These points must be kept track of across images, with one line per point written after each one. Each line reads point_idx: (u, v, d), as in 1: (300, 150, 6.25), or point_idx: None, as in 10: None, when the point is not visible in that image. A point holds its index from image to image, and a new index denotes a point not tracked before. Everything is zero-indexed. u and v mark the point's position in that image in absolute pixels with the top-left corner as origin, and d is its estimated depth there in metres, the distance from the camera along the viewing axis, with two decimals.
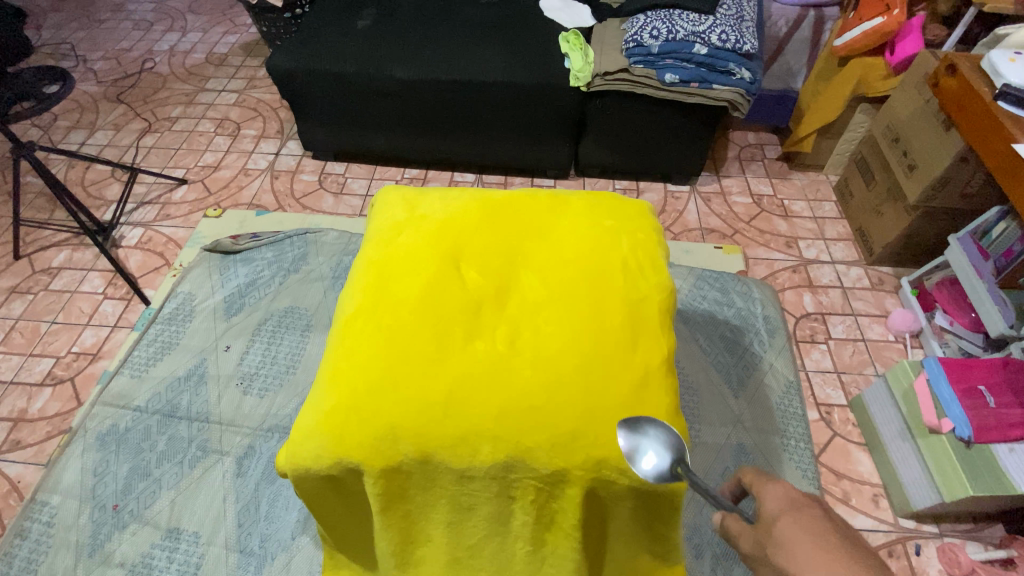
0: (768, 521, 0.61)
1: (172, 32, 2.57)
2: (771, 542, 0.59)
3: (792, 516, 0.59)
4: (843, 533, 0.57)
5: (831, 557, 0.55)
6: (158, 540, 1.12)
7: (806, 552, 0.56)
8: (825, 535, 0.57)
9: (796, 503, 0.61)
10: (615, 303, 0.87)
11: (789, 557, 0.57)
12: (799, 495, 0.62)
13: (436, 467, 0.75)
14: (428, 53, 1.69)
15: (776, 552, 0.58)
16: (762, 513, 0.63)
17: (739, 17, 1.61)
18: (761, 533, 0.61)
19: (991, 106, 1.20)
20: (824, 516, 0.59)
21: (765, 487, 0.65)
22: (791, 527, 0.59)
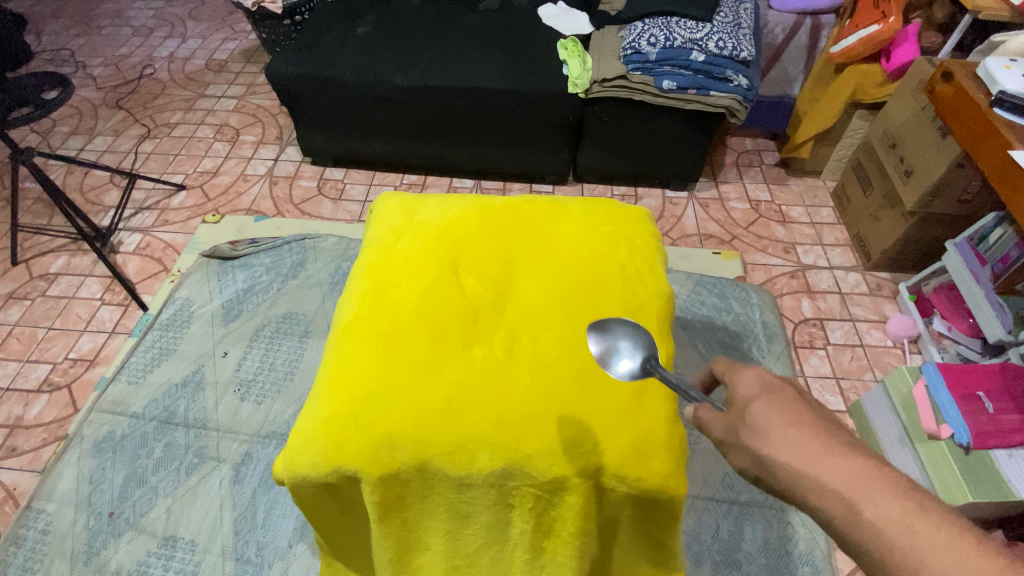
0: (741, 405, 0.56)
1: (172, 38, 2.58)
2: (744, 425, 0.55)
3: (766, 398, 0.55)
4: (815, 412, 0.54)
5: (806, 437, 0.51)
6: (155, 548, 1.11)
7: (782, 434, 0.52)
8: (799, 413, 0.53)
9: (769, 384, 0.56)
10: (613, 310, 0.87)
11: (764, 441, 0.53)
12: (773, 378, 0.57)
13: (434, 475, 0.75)
14: (427, 60, 1.70)
15: (750, 436, 0.54)
16: (733, 397, 0.58)
17: (736, 24, 1.63)
18: (734, 417, 0.56)
19: (986, 113, 1.21)
20: (799, 398, 0.55)
21: (736, 373, 0.59)
22: (767, 408, 0.54)
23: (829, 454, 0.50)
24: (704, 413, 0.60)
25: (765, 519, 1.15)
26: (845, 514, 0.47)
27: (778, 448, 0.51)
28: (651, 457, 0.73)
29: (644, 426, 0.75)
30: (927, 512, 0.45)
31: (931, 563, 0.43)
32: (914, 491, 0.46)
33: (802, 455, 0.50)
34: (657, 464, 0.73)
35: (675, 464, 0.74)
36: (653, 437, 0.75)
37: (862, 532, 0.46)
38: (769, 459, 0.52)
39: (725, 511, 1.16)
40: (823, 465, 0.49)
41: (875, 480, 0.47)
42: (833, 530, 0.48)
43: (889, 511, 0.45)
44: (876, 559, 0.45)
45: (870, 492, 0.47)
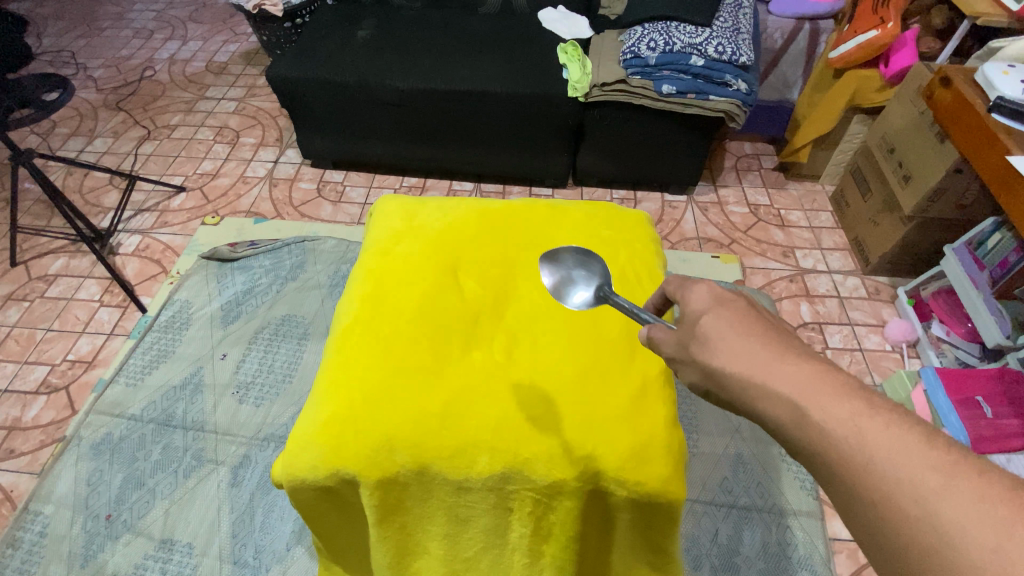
0: (691, 320, 0.55)
1: (172, 40, 2.59)
2: (694, 340, 0.53)
3: (717, 312, 0.53)
4: (766, 321, 0.53)
5: (756, 346, 0.50)
6: (152, 551, 1.11)
7: (731, 343, 0.51)
8: (748, 322, 0.52)
9: (720, 296, 0.55)
10: (613, 314, 0.87)
11: (713, 353, 0.52)
12: (726, 291, 0.55)
13: (433, 478, 0.75)
14: (427, 63, 1.71)
15: (699, 349, 0.53)
16: (684, 313, 0.56)
17: (735, 29, 1.63)
18: (684, 332, 0.55)
19: (985, 119, 1.21)
20: (750, 310, 0.54)
21: (687, 289, 0.58)
22: (717, 320, 0.53)
23: (776, 359, 0.49)
24: (655, 334, 0.58)
25: (764, 523, 1.15)
26: (794, 419, 0.45)
27: (725, 356, 0.51)
28: (651, 461, 0.73)
29: (643, 430, 0.75)
30: (879, 412, 0.43)
31: (880, 460, 0.40)
32: (867, 394, 0.44)
33: (751, 364, 0.49)
34: (656, 468, 0.73)
35: (674, 468, 0.74)
36: (652, 441, 0.75)
37: (810, 434, 0.44)
38: (717, 368, 0.51)
39: (724, 515, 1.16)
40: (771, 372, 0.48)
41: (823, 381, 0.46)
42: (784, 439, 0.47)
43: (837, 411, 0.43)
44: (826, 463, 0.43)
45: (819, 393, 0.45)
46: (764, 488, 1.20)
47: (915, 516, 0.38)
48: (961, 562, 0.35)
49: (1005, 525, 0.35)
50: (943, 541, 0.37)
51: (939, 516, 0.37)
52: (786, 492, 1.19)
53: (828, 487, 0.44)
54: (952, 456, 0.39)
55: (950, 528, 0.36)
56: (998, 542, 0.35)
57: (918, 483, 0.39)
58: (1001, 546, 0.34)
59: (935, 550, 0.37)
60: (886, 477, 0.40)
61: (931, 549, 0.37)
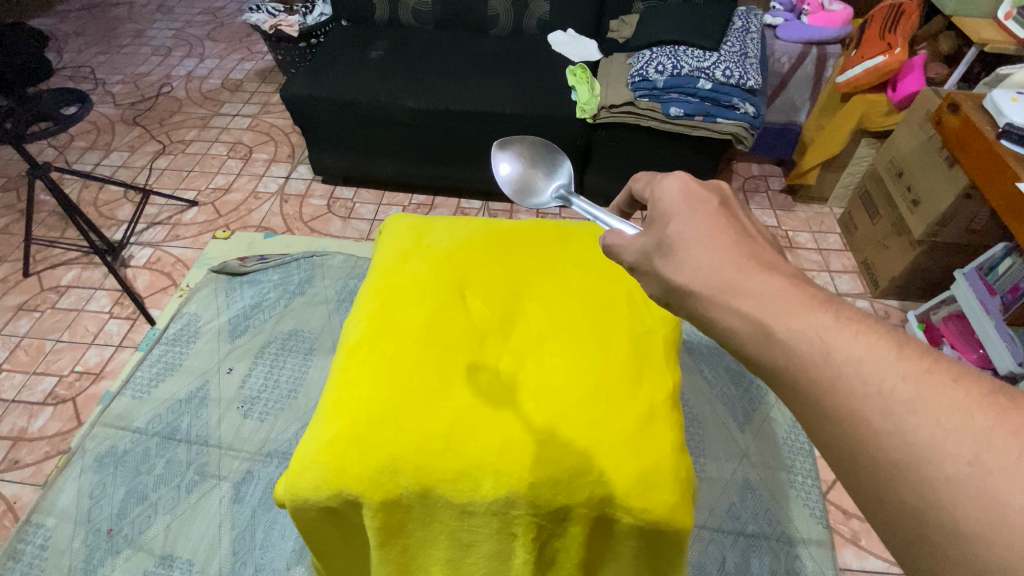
0: (660, 225, 0.55)
1: (190, 57, 2.65)
2: (659, 252, 0.53)
3: (685, 217, 0.53)
4: (736, 231, 0.52)
5: (727, 257, 0.49)
6: (151, 566, 1.10)
7: (695, 254, 0.51)
8: (717, 229, 0.52)
9: (691, 196, 0.55)
10: (620, 337, 0.87)
11: (676, 264, 0.51)
12: (698, 197, 0.55)
13: (437, 502, 0.74)
14: (437, 84, 1.73)
15: (663, 261, 0.53)
16: (655, 215, 0.56)
17: (744, 53, 1.65)
18: (653, 240, 0.55)
19: (994, 146, 1.21)
20: (720, 209, 0.54)
21: (660, 184, 0.57)
22: (685, 227, 0.52)
23: (742, 274, 0.47)
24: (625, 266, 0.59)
25: (773, 552, 1.12)
26: (758, 338, 0.44)
27: (688, 270, 0.50)
28: (658, 487, 0.72)
29: (650, 456, 0.74)
30: (849, 326, 0.41)
31: (848, 375, 0.39)
32: (837, 308, 0.43)
33: (717, 282, 0.48)
34: (664, 495, 0.72)
35: (681, 495, 0.73)
36: (660, 467, 0.74)
37: (774, 352, 0.43)
38: (679, 284, 0.51)
39: (732, 543, 1.13)
40: (739, 288, 0.47)
41: (789, 295, 0.45)
42: (746, 359, 0.46)
43: (803, 327, 0.42)
44: (792, 381, 0.42)
45: (783, 307, 0.44)
46: (772, 515, 1.17)
47: (886, 433, 0.37)
48: (934, 476, 0.35)
49: (981, 434, 0.34)
50: (916, 456, 0.36)
51: (913, 429, 0.36)
52: (795, 520, 1.17)
53: (798, 411, 0.43)
54: (924, 364, 0.38)
55: (923, 441, 0.35)
56: (973, 453, 0.34)
57: (890, 396, 0.37)
58: (976, 456, 0.34)
59: (907, 465, 0.36)
60: (854, 394, 0.39)
61: (902, 466, 0.36)
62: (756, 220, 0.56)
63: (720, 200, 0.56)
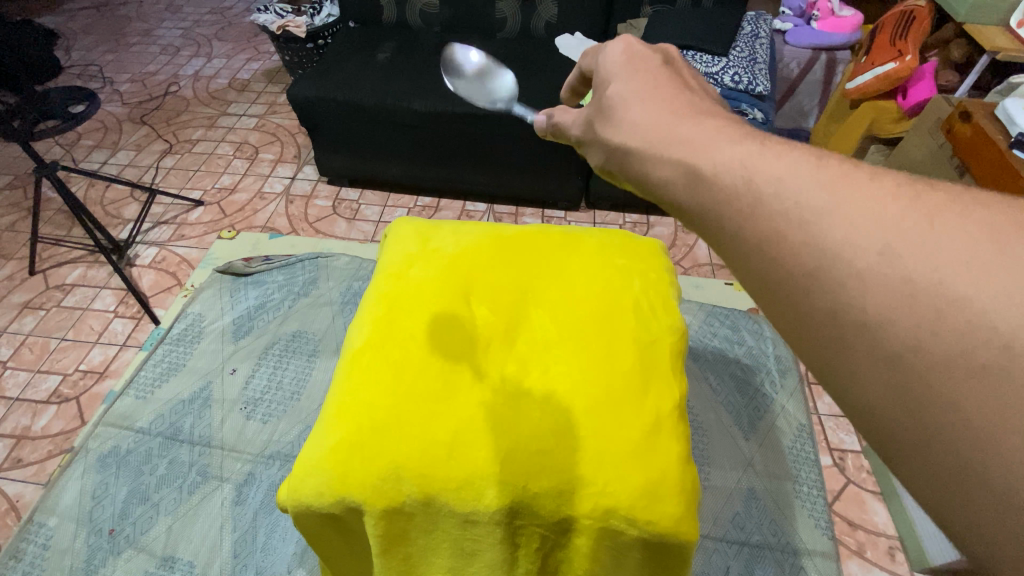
0: (603, 91, 0.57)
1: (198, 57, 2.66)
2: (601, 116, 0.55)
3: (626, 79, 0.55)
4: (674, 85, 0.54)
5: (662, 109, 0.51)
6: (152, 568, 1.10)
7: (637, 113, 0.51)
8: (655, 83, 0.54)
9: (635, 58, 0.57)
10: (627, 345, 0.86)
11: (618, 125, 0.52)
12: (644, 66, 0.55)
13: (440, 510, 0.74)
14: (445, 87, 1.73)
15: (608, 126, 0.54)
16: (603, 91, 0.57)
17: (752, 58, 1.64)
18: (600, 114, 0.56)
19: (1006, 154, 1.20)
20: (662, 67, 0.56)
21: (604, 52, 0.60)
22: (627, 90, 0.53)
23: (676, 122, 0.48)
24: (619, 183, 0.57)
25: (777, 563, 1.11)
26: (688, 181, 0.45)
27: (628, 129, 0.51)
28: (663, 499, 0.72)
29: (655, 468, 0.74)
30: (781, 157, 0.41)
31: (769, 197, 0.39)
32: (762, 139, 0.43)
33: (652, 135, 0.49)
34: (668, 507, 0.71)
35: (686, 507, 0.73)
36: (665, 479, 0.73)
37: (701, 190, 0.43)
38: (619, 143, 0.52)
39: (736, 553, 1.12)
40: (668, 132, 0.48)
41: (718, 134, 0.45)
42: (686, 210, 0.46)
43: (725, 158, 0.43)
44: (718, 215, 0.42)
45: (709, 146, 0.44)
46: (777, 524, 1.16)
47: (803, 242, 0.37)
48: (847, 272, 0.35)
49: (894, 226, 0.35)
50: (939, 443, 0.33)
51: (826, 231, 0.36)
52: (801, 531, 1.16)
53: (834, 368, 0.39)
54: (839, 174, 0.38)
55: (838, 242, 0.36)
56: (884, 243, 0.34)
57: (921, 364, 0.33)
58: (887, 245, 0.34)
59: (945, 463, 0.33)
60: (773, 211, 0.39)
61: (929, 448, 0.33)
62: (699, 81, 0.57)
63: (663, 59, 0.57)
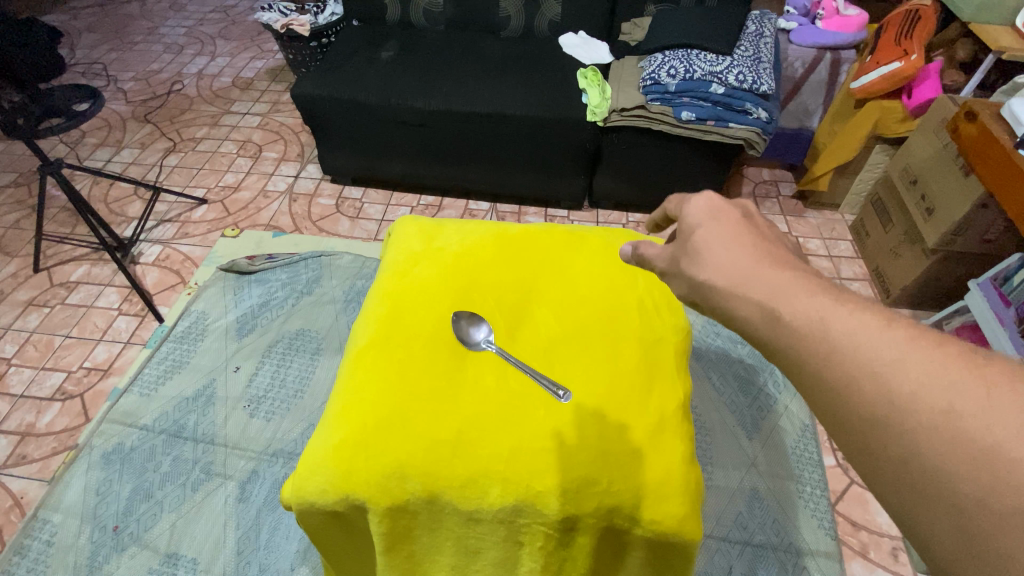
0: (687, 234, 0.57)
1: (201, 55, 2.66)
2: (686, 254, 0.56)
3: (710, 224, 0.56)
4: (759, 238, 0.54)
5: (744, 256, 0.51)
6: (156, 565, 1.10)
7: (718, 253, 0.53)
8: (741, 234, 0.54)
9: (716, 208, 0.57)
10: (631, 345, 0.86)
11: (700, 262, 0.54)
12: (723, 206, 0.57)
13: (443, 508, 0.74)
14: (448, 86, 1.73)
15: (689, 261, 0.55)
16: (682, 226, 0.59)
17: (757, 57, 1.64)
18: (680, 246, 0.58)
19: (1012, 155, 1.19)
20: (744, 220, 0.56)
21: (687, 203, 0.60)
22: (710, 232, 0.55)
23: (757, 266, 0.50)
24: (650, 251, 0.63)
25: (780, 563, 1.11)
26: (766, 320, 0.46)
27: (710, 266, 0.53)
28: (668, 499, 0.72)
29: (659, 468, 0.74)
30: (853, 308, 0.43)
31: (842, 346, 0.41)
32: (838, 293, 0.45)
33: (735, 277, 0.50)
34: (672, 507, 0.71)
35: (691, 507, 0.73)
36: (670, 478, 0.73)
37: (780, 332, 0.45)
38: (702, 280, 0.53)
39: (739, 553, 1.12)
40: (752, 280, 0.49)
41: (796, 285, 0.46)
42: (760, 345, 0.47)
43: (804, 308, 0.44)
44: (794, 362, 0.44)
45: (789, 296, 0.46)
46: (780, 525, 1.16)
47: (870, 392, 0.39)
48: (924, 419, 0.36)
49: (953, 384, 0.36)
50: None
51: (892, 382, 0.38)
52: (804, 531, 1.16)
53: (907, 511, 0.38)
54: (911, 331, 0.40)
55: (902, 392, 0.37)
56: (947, 402, 0.36)
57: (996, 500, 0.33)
58: (950, 390, 0.36)
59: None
60: (852, 356, 0.40)
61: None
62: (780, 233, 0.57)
63: (745, 212, 0.58)
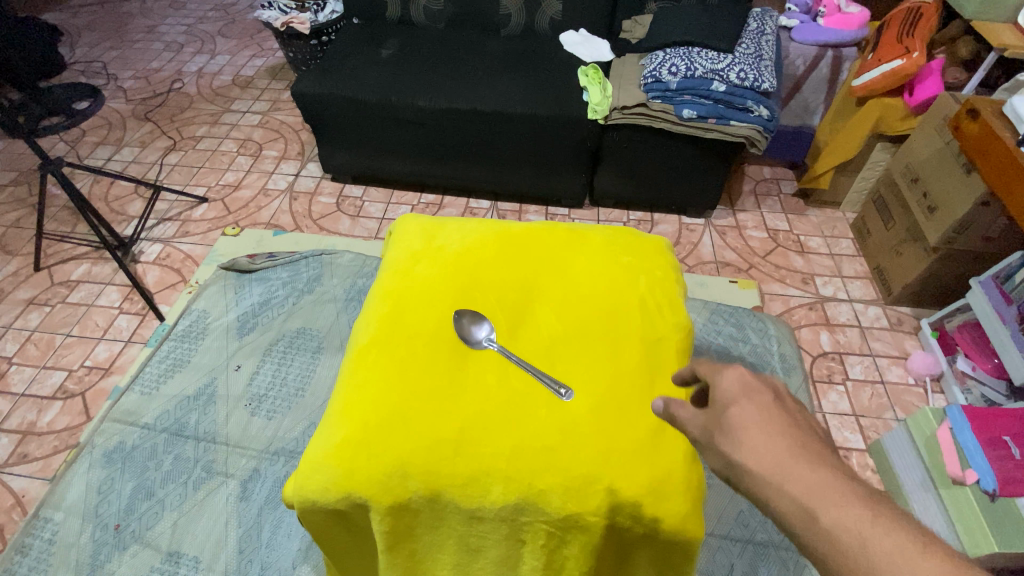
0: (719, 407, 0.53)
1: (201, 54, 2.65)
2: (718, 429, 0.51)
3: (745, 401, 0.51)
4: (796, 426, 0.49)
5: (783, 448, 0.47)
6: (158, 564, 1.10)
7: (755, 440, 0.48)
8: (778, 421, 0.49)
9: (748, 385, 0.53)
10: (633, 343, 0.86)
11: (735, 443, 0.49)
12: (755, 379, 0.53)
13: (446, 506, 0.74)
14: (448, 84, 1.72)
15: (723, 439, 0.50)
16: (713, 397, 0.54)
17: (758, 55, 1.63)
18: (711, 416, 0.53)
19: (1014, 153, 1.19)
20: (778, 403, 0.51)
21: (718, 370, 0.56)
22: (745, 413, 0.51)
23: (796, 463, 0.46)
24: (677, 409, 0.57)
25: (782, 561, 1.11)
26: (805, 524, 0.43)
27: (747, 454, 0.48)
28: (670, 497, 0.72)
29: (661, 467, 0.74)
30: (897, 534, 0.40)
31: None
32: (882, 509, 0.42)
33: (774, 467, 0.46)
34: (674, 505, 0.71)
35: (693, 505, 0.73)
36: (671, 477, 0.73)
37: (823, 543, 0.42)
38: (738, 466, 0.48)
39: (740, 551, 1.12)
40: (793, 479, 0.45)
41: (839, 492, 0.43)
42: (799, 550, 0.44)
43: (844, 518, 0.41)
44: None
45: (831, 502, 0.43)
46: None
47: None
48: None
49: None
50: None
51: None
52: None
53: None
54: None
55: None
56: None
57: None
58: None
59: None
60: None
61: None
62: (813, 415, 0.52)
63: (777, 392, 0.53)
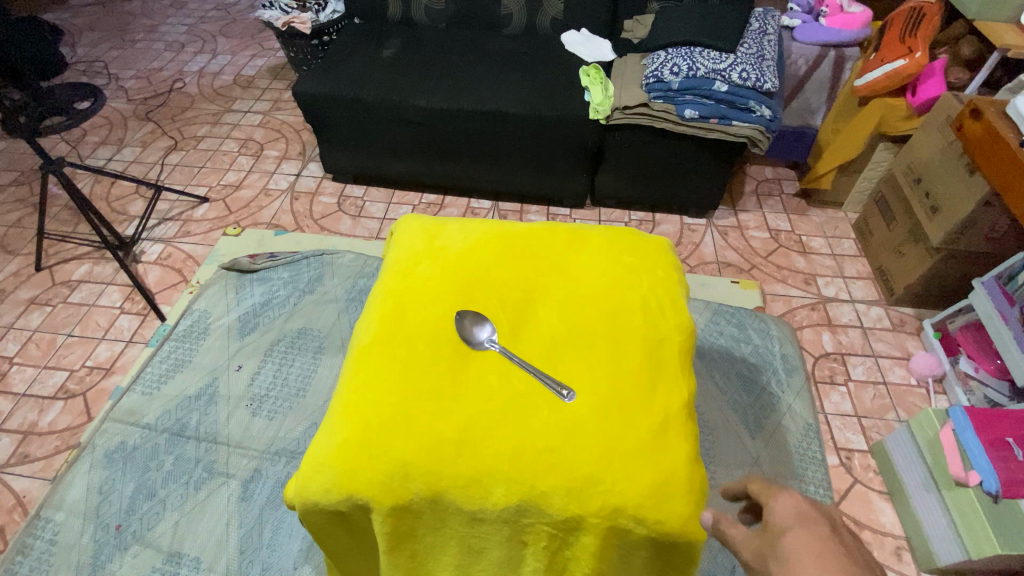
0: (775, 532, 0.63)
1: (203, 53, 2.66)
2: (775, 553, 0.61)
3: (799, 529, 0.62)
4: (846, 557, 0.59)
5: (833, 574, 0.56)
6: (159, 564, 1.10)
7: (807, 566, 0.58)
8: (829, 551, 0.59)
9: (804, 518, 0.63)
10: (635, 343, 0.86)
11: (789, 569, 0.59)
12: (808, 510, 0.64)
13: (447, 507, 0.74)
14: (449, 84, 1.72)
15: (778, 564, 0.60)
16: (769, 522, 0.65)
17: (760, 55, 1.63)
18: (767, 539, 0.64)
19: (1018, 153, 1.18)
20: (830, 535, 0.61)
21: (773, 497, 0.67)
22: (799, 540, 0.61)
23: None
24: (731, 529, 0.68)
25: None
26: None
27: None
28: (672, 498, 0.72)
29: (664, 468, 0.73)
30: None
31: None
32: None
33: None
34: (677, 507, 0.71)
35: (695, 506, 0.73)
36: (674, 478, 0.73)
37: None
38: None
39: None
40: None
41: None
42: None
43: None
44: None
45: None
46: None
47: None
48: None
49: None
50: None
51: None
52: None
53: None
54: None
55: None
56: None
57: None
58: None
59: None
60: None
61: None
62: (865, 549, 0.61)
63: (829, 525, 0.63)
